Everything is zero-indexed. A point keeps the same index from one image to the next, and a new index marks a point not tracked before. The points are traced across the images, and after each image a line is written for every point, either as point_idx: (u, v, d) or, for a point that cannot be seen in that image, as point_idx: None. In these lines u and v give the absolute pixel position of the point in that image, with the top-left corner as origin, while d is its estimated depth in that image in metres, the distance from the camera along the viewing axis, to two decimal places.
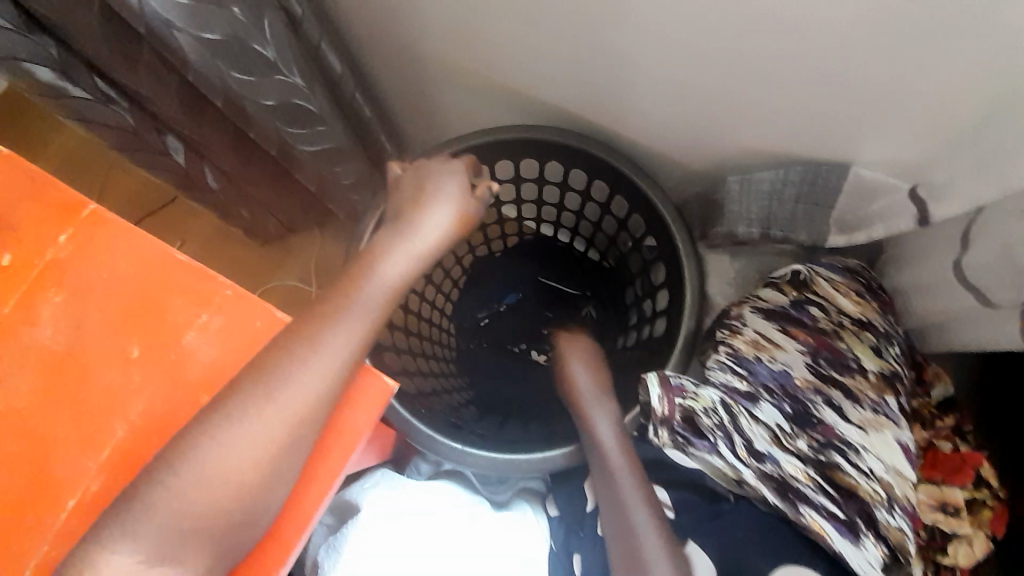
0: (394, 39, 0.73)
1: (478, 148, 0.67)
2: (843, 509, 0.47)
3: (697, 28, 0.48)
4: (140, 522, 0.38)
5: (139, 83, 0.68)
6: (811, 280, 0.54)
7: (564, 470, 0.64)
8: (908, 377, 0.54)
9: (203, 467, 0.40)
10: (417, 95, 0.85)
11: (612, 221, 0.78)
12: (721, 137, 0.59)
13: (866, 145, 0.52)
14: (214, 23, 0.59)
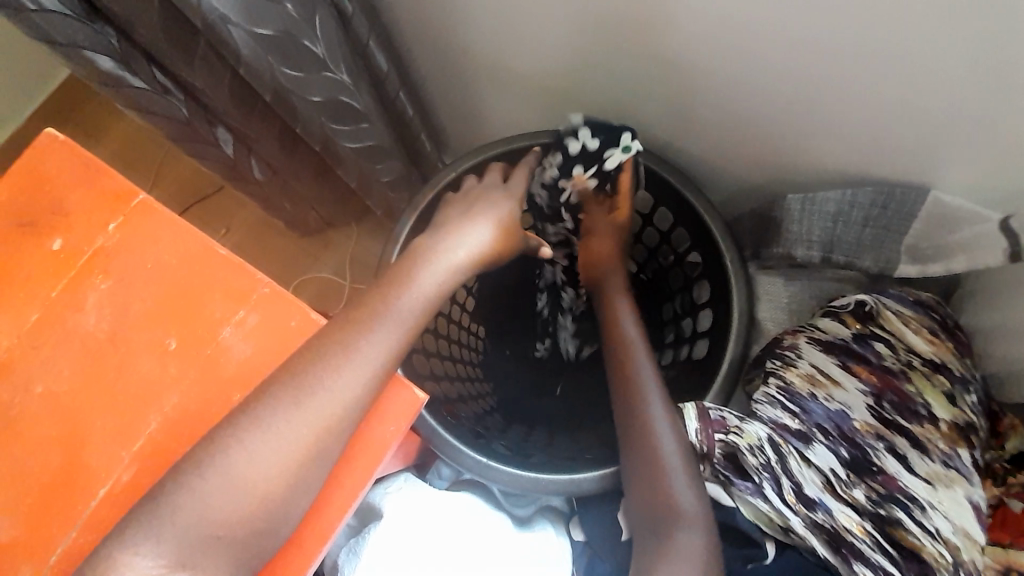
0: (442, 38, 0.72)
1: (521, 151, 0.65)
2: (903, 571, 0.43)
3: (769, 34, 0.45)
4: (171, 521, 0.38)
5: (194, 76, 0.70)
6: (878, 312, 0.49)
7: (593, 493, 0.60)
8: (984, 429, 0.48)
9: (232, 469, 0.40)
10: (461, 95, 0.84)
11: (653, 233, 0.74)
12: (782, 150, 0.56)
13: (946, 168, 0.48)
14: (267, 19, 0.59)
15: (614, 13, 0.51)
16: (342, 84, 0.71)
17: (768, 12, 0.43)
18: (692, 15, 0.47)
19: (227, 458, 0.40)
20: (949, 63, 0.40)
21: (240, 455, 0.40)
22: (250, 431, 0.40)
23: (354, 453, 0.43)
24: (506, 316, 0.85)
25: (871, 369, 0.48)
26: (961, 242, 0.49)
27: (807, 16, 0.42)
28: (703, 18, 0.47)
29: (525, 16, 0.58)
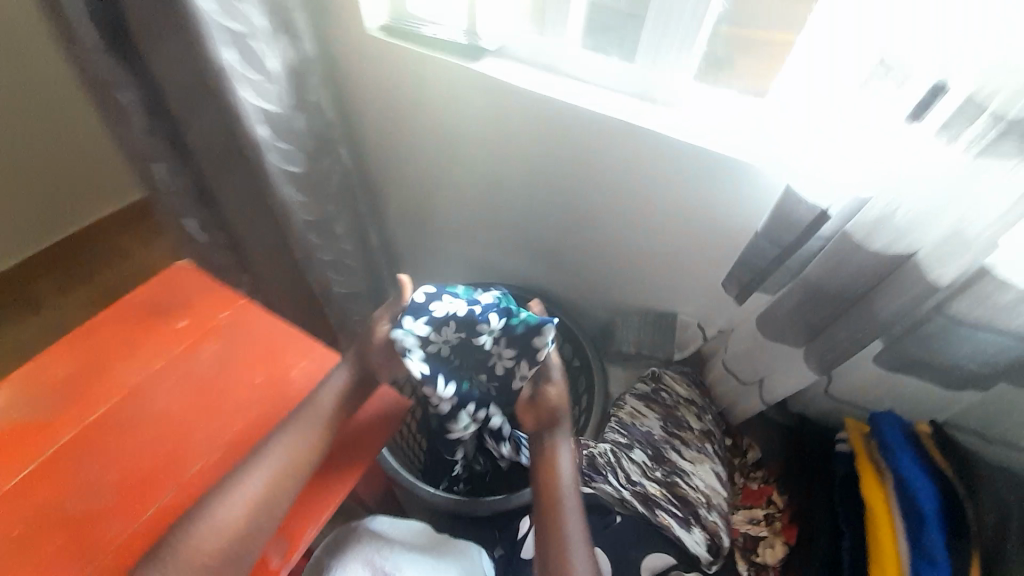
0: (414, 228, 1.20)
1: None
2: (685, 512, 0.72)
3: (579, 237, 0.94)
4: (168, 569, 0.54)
5: (249, 236, 1.09)
6: (662, 375, 0.88)
7: (505, 513, 0.82)
8: (722, 435, 0.84)
9: (212, 532, 0.56)
10: (420, 261, 1.29)
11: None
12: (605, 295, 1.02)
13: (682, 303, 0.92)
14: (311, 210, 1.02)
15: (510, 223, 1.01)
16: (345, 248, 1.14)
17: (576, 228, 0.93)
18: (547, 227, 0.96)
19: (231, 513, 0.57)
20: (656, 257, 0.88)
21: (232, 512, 0.57)
22: (237, 489, 0.58)
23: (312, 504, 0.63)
24: None
25: (659, 405, 0.84)
26: (687, 337, 0.93)
27: (594, 231, 0.91)
28: (550, 228, 0.96)
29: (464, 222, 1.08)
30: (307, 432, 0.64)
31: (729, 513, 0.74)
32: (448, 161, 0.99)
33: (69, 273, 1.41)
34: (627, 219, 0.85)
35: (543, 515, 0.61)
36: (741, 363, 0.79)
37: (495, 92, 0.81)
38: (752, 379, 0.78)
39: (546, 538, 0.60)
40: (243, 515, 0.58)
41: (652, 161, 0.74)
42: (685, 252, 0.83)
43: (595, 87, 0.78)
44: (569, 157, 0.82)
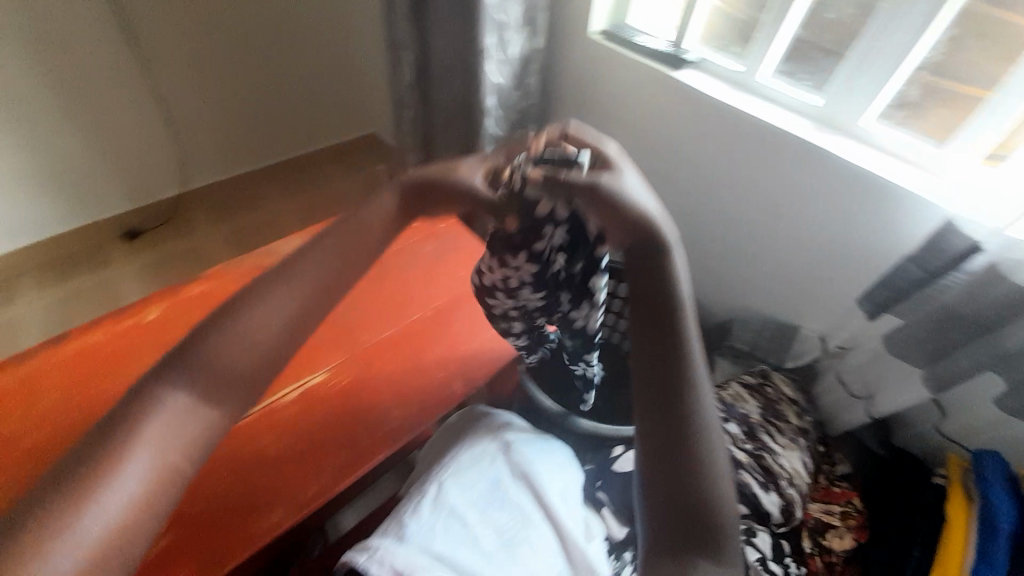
0: None
1: None
2: (765, 478, 0.81)
3: (722, 235, 1.04)
4: (198, 374, 0.49)
5: None
6: (769, 374, 0.98)
7: (599, 437, 0.94)
8: (815, 437, 0.92)
9: (238, 344, 0.51)
10: None
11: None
12: (733, 298, 1.10)
13: (806, 319, 0.99)
14: None
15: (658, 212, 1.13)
16: None
17: (721, 226, 1.03)
18: (694, 222, 1.07)
19: (237, 341, 0.51)
20: (796, 268, 0.95)
21: (241, 342, 0.51)
22: (261, 304, 0.52)
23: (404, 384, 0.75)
24: None
25: (762, 396, 0.93)
26: (804, 351, 0.99)
27: (738, 232, 1.01)
28: (697, 224, 1.07)
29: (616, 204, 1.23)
30: (328, 264, 0.56)
31: (807, 497, 0.83)
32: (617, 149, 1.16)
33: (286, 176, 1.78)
34: (777, 227, 0.94)
35: (662, 403, 0.52)
36: (858, 375, 0.88)
37: (684, 92, 0.96)
38: (865, 394, 0.87)
39: (677, 425, 0.50)
40: (252, 350, 0.51)
41: (818, 178, 0.84)
42: (827, 266, 0.91)
43: (780, 108, 0.90)
44: (736, 162, 0.94)
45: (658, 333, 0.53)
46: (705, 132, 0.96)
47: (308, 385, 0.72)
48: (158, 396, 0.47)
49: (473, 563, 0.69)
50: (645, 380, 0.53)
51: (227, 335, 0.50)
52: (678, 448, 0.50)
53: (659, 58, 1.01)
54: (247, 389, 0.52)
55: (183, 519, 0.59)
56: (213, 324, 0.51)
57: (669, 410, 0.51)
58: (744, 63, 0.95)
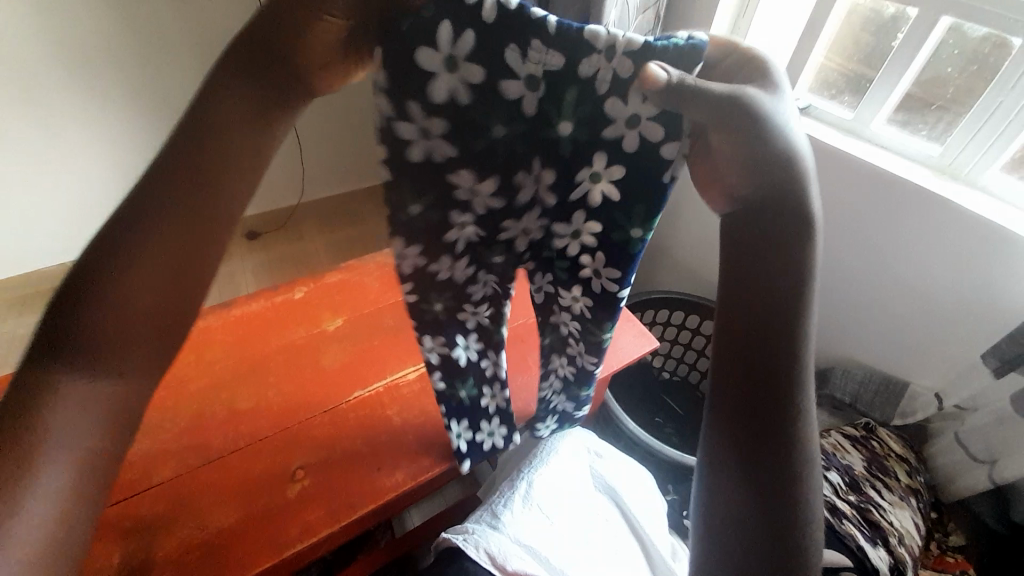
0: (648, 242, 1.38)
1: (669, 297, 1.19)
2: (870, 532, 0.79)
3: (826, 281, 1.02)
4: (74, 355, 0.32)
5: None
6: (874, 428, 0.94)
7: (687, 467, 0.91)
8: (926, 499, 0.87)
9: (127, 302, 0.33)
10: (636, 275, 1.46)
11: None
12: (832, 346, 1.06)
13: (917, 374, 0.94)
14: None
15: None
16: None
17: (825, 274, 1.02)
18: None
19: (116, 292, 0.33)
20: (908, 320, 0.93)
21: (133, 288, 0.33)
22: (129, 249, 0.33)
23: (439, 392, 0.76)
24: (638, 400, 1.25)
25: (867, 449, 0.90)
26: (917, 406, 0.94)
27: (845, 279, 0.99)
28: None
29: (707, 245, 1.23)
30: (204, 191, 0.35)
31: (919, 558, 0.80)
32: None
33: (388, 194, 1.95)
34: (889, 278, 0.92)
35: (766, 392, 0.32)
36: (978, 437, 0.84)
37: None
38: (987, 458, 0.83)
39: (775, 419, 0.32)
40: (139, 305, 0.34)
41: (941, 229, 0.83)
42: (945, 318, 0.88)
43: (895, 155, 0.91)
44: (847, 205, 0.93)
45: (759, 291, 0.32)
46: (815, 174, 0.96)
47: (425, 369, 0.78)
48: (63, 367, 0.32)
49: (565, 566, 0.69)
50: (761, 347, 0.32)
51: (101, 287, 0.33)
52: (780, 444, 0.32)
53: None
54: (139, 348, 0.35)
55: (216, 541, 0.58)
56: (91, 280, 0.32)
57: (779, 395, 0.32)
58: (855, 111, 0.97)
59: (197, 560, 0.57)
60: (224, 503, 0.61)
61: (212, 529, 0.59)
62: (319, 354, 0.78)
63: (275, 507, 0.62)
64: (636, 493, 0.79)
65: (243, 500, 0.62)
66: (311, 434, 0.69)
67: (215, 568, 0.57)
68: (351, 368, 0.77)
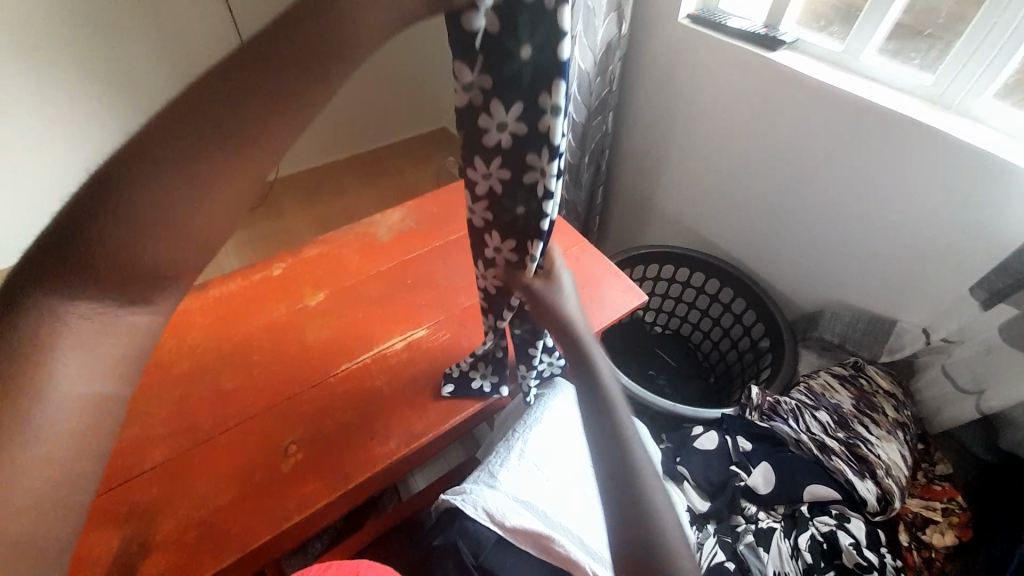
0: (639, 197, 1.35)
1: (660, 252, 1.18)
2: (857, 467, 0.81)
3: (816, 226, 1.01)
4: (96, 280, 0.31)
5: None
6: (862, 366, 0.95)
7: (680, 418, 0.93)
8: (914, 430, 0.89)
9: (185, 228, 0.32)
10: (629, 232, 1.44)
11: (719, 330, 1.24)
12: (822, 290, 1.06)
13: (906, 310, 0.94)
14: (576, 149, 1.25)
15: (745, 202, 1.11)
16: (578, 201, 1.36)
17: (814, 219, 1.01)
18: (785, 213, 1.05)
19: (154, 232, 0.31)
20: (898, 258, 0.92)
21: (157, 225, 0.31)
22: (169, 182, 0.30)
23: (426, 361, 0.75)
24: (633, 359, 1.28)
25: (855, 387, 0.91)
26: (902, 341, 0.95)
27: (835, 221, 0.98)
28: (787, 215, 1.05)
29: (699, 197, 1.20)
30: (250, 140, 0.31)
31: (907, 487, 0.82)
32: (700, 139, 1.13)
33: (368, 165, 1.90)
34: (880, 216, 0.91)
35: (591, 405, 0.44)
36: (965, 368, 0.84)
37: (783, 76, 0.93)
38: (973, 388, 0.84)
39: (601, 421, 0.42)
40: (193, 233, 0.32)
41: (931, 161, 0.81)
42: (934, 254, 0.87)
43: (885, 89, 0.88)
44: (837, 143, 0.91)
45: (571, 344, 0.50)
46: (804, 111, 0.92)
47: (412, 338, 0.77)
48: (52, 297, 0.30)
49: (560, 518, 0.70)
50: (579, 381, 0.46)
51: (116, 220, 0.30)
52: (606, 448, 0.41)
53: (753, 40, 0.97)
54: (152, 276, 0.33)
55: (200, 529, 0.58)
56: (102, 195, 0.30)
57: (594, 410, 0.43)
58: (846, 43, 0.92)
59: (192, 541, 0.57)
60: (217, 484, 0.61)
61: (207, 508, 0.59)
62: (301, 331, 0.77)
63: (269, 484, 0.62)
64: None
65: (236, 477, 0.62)
66: (298, 410, 0.68)
67: (212, 544, 0.57)
68: (335, 342, 0.76)
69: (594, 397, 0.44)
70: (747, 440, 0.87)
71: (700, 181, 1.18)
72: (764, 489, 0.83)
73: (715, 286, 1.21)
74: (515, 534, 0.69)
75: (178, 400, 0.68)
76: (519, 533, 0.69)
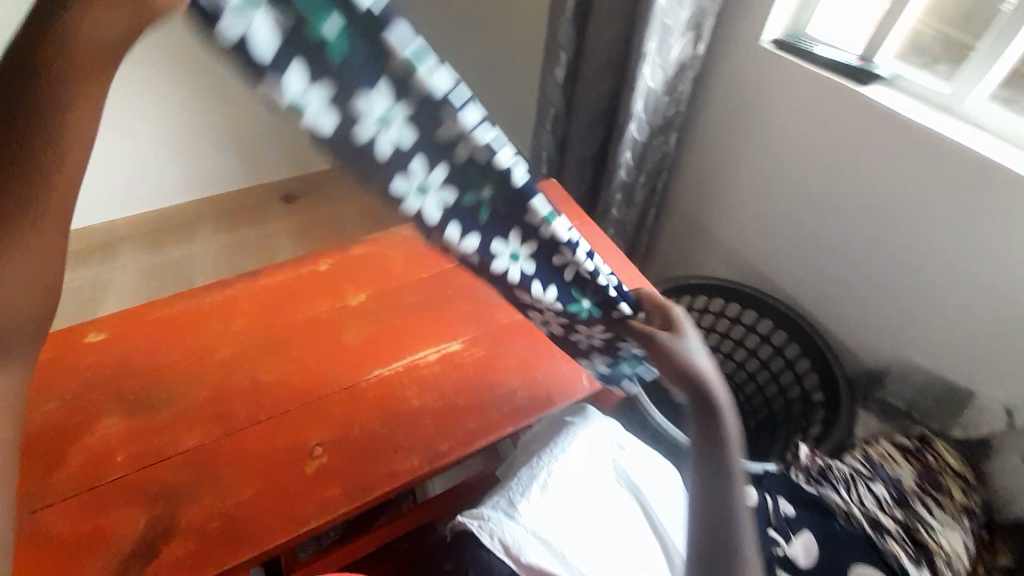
0: (694, 224, 1.29)
1: (712, 284, 1.12)
2: (914, 552, 0.73)
3: (892, 278, 0.92)
4: None
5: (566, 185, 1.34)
6: (931, 440, 0.87)
7: None
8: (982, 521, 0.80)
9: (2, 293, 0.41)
10: (678, 259, 1.38)
11: (766, 374, 1.16)
12: (889, 348, 0.97)
13: (989, 383, 0.84)
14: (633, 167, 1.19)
15: (812, 242, 1.03)
16: (629, 221, 1.31)
17: (890, 270, 0.92)
18: (856, 259, 0.96)
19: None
20: (986, 324, 0.82)
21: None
22: None
23: (458, 377, 0.73)
24: None
25: (920, 462, 0.83)
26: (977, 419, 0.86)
27: (915, 275, 0.89)
28: (859, 261, 0.96)
29: (761, 231, 1.12)
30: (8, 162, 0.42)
31: None
32: (769, 171, 1.06)
33: None
34: (971, 275, 0.82)
35: (709, 448, 0.55)
36: None
37: (876, 113, 0.86)
38: None
39: (713, 466, 0.53)
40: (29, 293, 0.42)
41: None
42: None
43: (995, 138, 0.79)
44: (927, 191, 0.83)
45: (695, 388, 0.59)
46: (895, 153, 0.85)
47: (447, 351, 0.76)
48: None
49: (580, 562, 0.67)
50: (703, 423, 0.56)
51: None
52: (715, 487, 0.52)
53: (844, 72, 0.90)
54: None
55: (222, 521, 0.58)
56: None
57: (713, 452, 0.54)
58: (953, 84, 0.84)
59: (213, 532, 0.58)
60: (244, 477, 0.62)
61: (232, 500, 0.60)
62: (339, 330, 0.77)
63: (293, 484, 0.62)
64: (660, 492, 0.76)
65: (262, 473, 0.62)
66: (329, 412, 0.68)
67: (234, 539, 0.57)
68: (371, 346, 0.76)
69: (715, 443, 0.55)
70: (789, 504, 0.78)
71: (764, 214, 1.10)
72: (803, 563, 0.72)
73: (767, 327, 1.13)
74: (529, 572, 0.66)
75: (217, 387, 0.69)
76: (533, 571, 0.66)
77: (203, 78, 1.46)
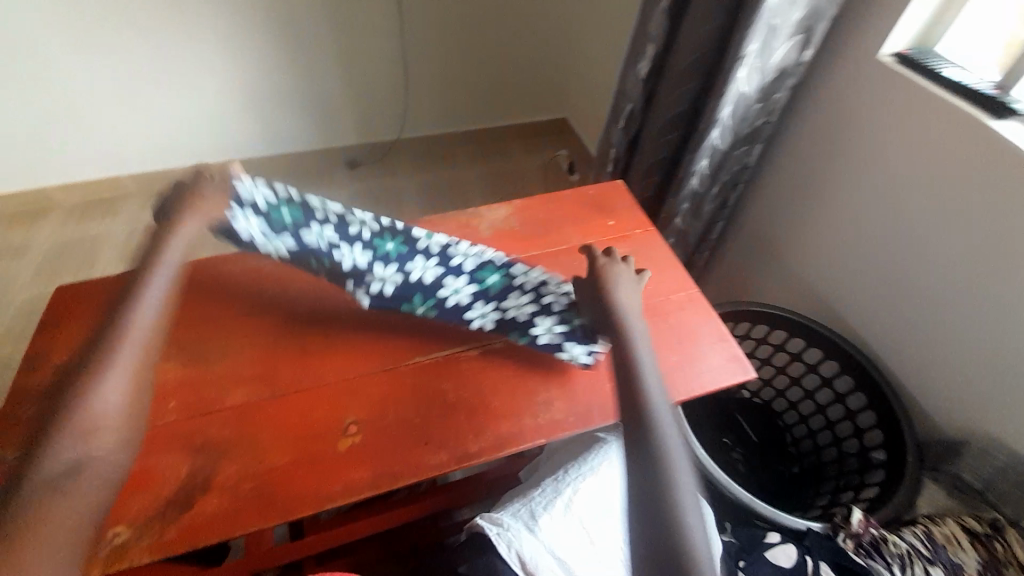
0: (765, 245, 1.20)
1: (777, 315, 1.03)
2: None
3: (991, 340, 0.81)
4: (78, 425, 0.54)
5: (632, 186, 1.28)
6: (1003, 527, 0.78)
7: (754, 514, 0.81)
8: None
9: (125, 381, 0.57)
10: (741, 280, 1.29)
11: (821, 419, 1.07)
12: (974, 417, 0.86)
13: None
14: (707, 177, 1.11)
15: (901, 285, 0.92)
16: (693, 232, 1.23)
17: (991, 331, 0.81)
18: (951, 312, 0.86)
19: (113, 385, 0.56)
20: None
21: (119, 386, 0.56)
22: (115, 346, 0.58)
23: (496, 377, 0.71)
24: (710, 419, 1.14)
25: (986, 549, 0.75)
26: None
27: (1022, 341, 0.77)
28: (954, 315, 0.85)
29: (842, 264, 1.02)
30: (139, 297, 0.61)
31: None
32: (863, 200, 0.96)
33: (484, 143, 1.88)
34: None
35: (638, 439, 0.57)
36: None
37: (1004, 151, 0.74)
38: None
39: (644, 456, 0.56)
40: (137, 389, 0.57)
41: None
42: None
43: None
44: None
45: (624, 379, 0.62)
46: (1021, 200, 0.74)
47: (488, 348, 0.74)
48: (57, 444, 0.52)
49: None
50: (633, 416, 0.59)
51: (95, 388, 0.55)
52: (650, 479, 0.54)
53: (973, 98, 0.79)
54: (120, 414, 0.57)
55: (256, 485, 0.60)
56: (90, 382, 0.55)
57: (644, 445, 0.56)
58: None
59: (247, 494, 0.60)
60: (279, 444, 0.64)
61: (267, 466, 0.62)
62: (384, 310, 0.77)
63: (324, 459, 0.63)
64: None
65: (297, 443, 0.64)
66: (366, 391, 0.69)
67: (264, 505, 0.59)
68: (413, 331, 0.75)
69: (641, 432, 0.57)
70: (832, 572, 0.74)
71: (848, 246, 1.00)
72: None
73: (832, 370, 1.03)
74: None
75: (264, 351, 0.71)
76: None
77: (287, 33, 1.49)
